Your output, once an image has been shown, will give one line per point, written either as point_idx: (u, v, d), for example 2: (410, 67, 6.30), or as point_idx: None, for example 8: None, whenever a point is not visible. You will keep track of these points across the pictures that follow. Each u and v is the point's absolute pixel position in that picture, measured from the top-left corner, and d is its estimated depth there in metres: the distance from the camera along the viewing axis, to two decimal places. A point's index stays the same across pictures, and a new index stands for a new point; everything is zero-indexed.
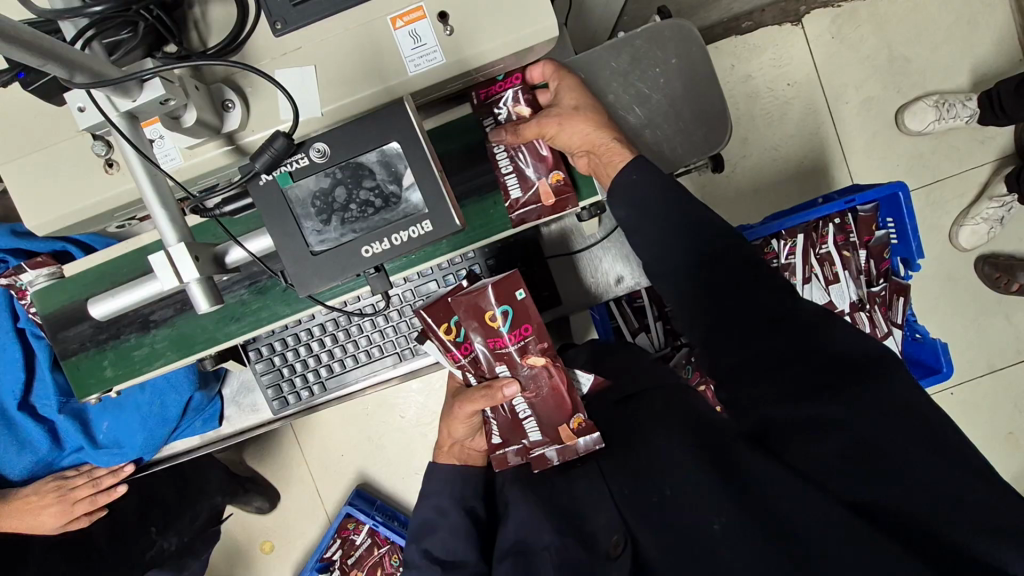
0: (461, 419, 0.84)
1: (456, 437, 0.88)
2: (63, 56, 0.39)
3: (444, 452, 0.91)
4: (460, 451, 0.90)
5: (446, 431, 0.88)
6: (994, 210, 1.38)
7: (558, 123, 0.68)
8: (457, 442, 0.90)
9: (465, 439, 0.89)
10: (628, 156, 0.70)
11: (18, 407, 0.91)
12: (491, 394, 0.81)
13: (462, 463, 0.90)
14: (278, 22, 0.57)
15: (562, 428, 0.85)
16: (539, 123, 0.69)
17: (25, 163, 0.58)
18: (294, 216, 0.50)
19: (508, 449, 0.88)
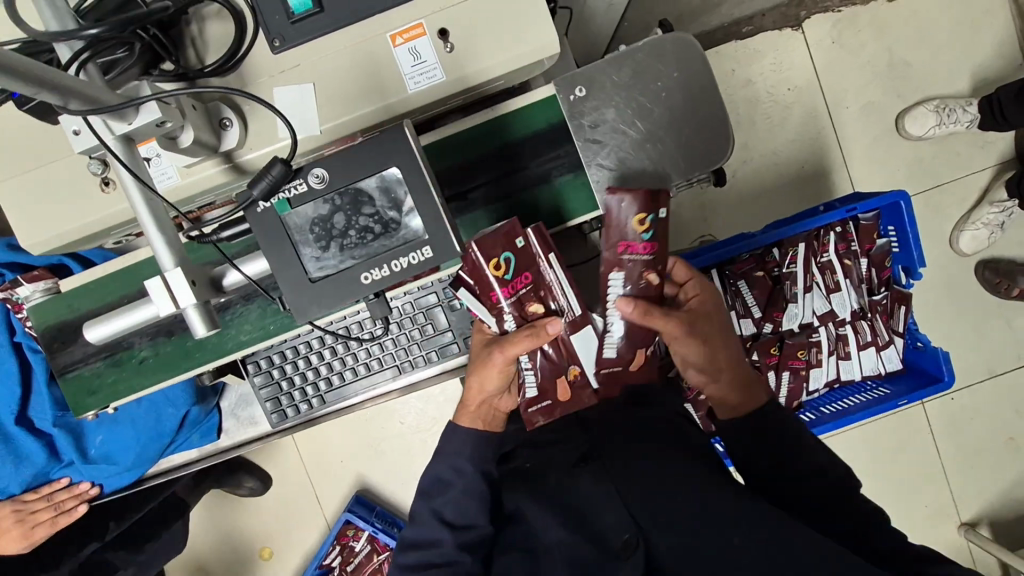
0: (498, 369, 0.74)
1: (487, 393, 0.79)
2: (57, 83, 0.38)
3: (467, 413, 0.82)
4: (485, 411, 0.82)
5: (476, 386, 0.78)
6: (994, 216, 1.38)
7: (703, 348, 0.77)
8: (483, 400, 0.81)
9: (494, 396, 0.80)
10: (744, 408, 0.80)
11: (14, 423, 0.90)
12: (538, 337, 0.70)
13: (486, 425, 0.82)
14: (276, 39, 0.57)
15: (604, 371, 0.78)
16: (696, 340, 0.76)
17: (20, 182, 0.57)
18: (292, 242, 0.49)
19: (542, 404, 0.80)
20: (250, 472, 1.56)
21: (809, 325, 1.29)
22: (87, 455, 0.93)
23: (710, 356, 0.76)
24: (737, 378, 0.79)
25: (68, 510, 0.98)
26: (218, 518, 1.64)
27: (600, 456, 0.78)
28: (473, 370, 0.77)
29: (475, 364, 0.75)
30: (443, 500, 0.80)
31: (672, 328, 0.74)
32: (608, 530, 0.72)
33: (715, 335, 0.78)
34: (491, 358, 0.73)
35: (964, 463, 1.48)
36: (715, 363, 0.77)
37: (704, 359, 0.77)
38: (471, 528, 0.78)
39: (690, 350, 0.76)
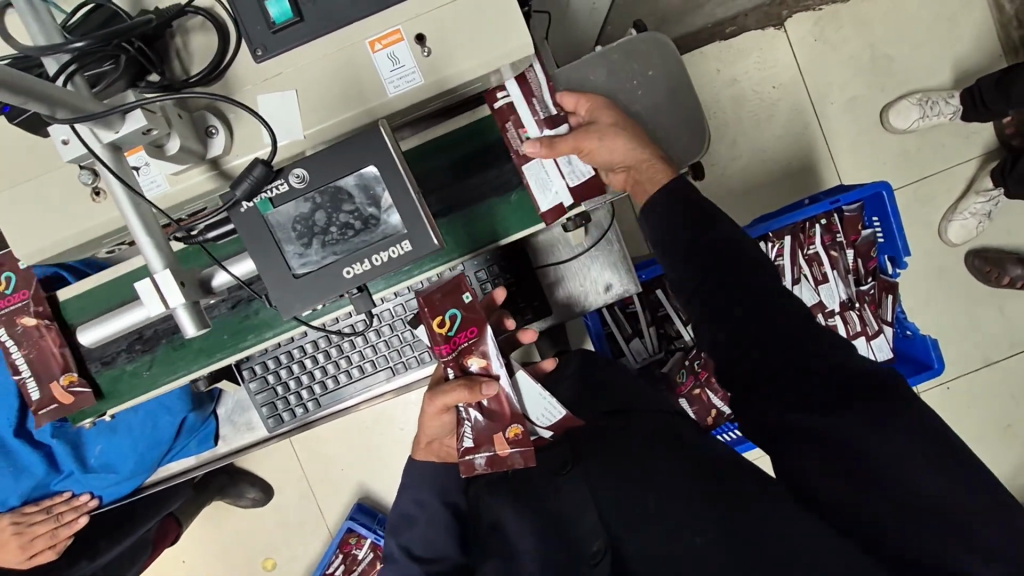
0: (431, 414, 0.79)
1: (432, 435, 0.85)
2: (46, 95, 0.40)
3: (422, 448, 0.89)
4: (433, 447, 0.88)
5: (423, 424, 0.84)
6: (981, 205, 1.39)
7: (599, 138, 0.70)
8: (433, 437, 0.86)
9: (442, 437, 0.86)
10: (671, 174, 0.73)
11: (13, 435, 0.91)
12: (471, 391, 0.75)
13: (441, 460, 0.89)
14: (259, 49, 0.59)
15: (519, 434, 0.79)
16: (576, 139, 0.70)
17: (19, 193, 0.59)
18: (275, 241, 0.51)
19: (477, 457, 0.80)
20: (252, 482, 1.57)
21: None
22: (87, 464, 0.94)
23: (622, 152, 0.71)
24: (638, 130, 0.73)
25: (68, 522, 0.99)
26: (219, 529, 1.65)
27: (577, 463, 0.78)
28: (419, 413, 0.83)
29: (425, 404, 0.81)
30: (411, 536, 0.85)
31: (575, 145, 0.70)
32: (584, 536, 0.71)
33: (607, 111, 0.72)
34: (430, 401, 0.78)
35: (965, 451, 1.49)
36: (619, 149, 0.71)
37: (623, 156, 0.71)
38: (443, 558, 0.83)
39: (596, 152, 0.71)
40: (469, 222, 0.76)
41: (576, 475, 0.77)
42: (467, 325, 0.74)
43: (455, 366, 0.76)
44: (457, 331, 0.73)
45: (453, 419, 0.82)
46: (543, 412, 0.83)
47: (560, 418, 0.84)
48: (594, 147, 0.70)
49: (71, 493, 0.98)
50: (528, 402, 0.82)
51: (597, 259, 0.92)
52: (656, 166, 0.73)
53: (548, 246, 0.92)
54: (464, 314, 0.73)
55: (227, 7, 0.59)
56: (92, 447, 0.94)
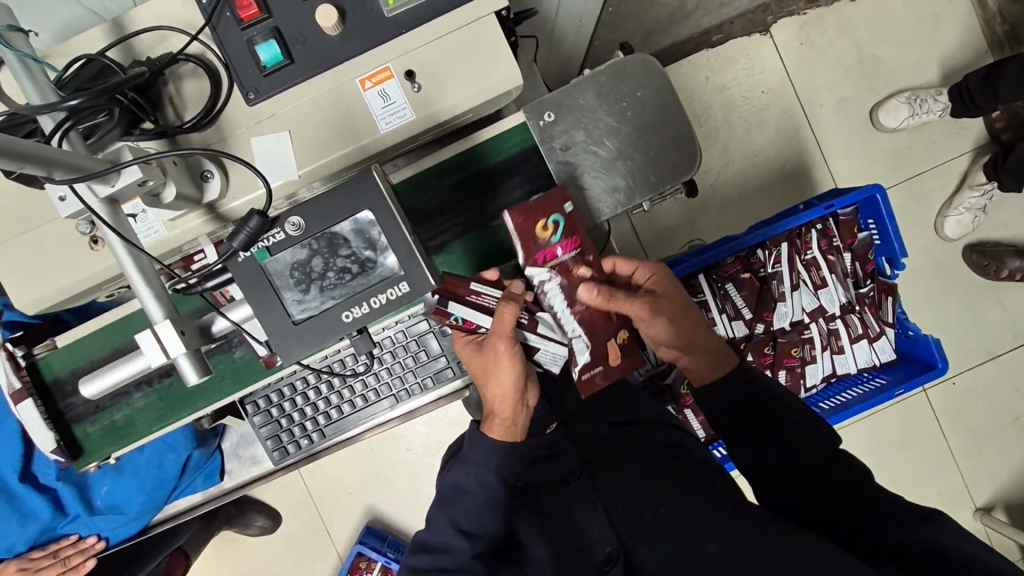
0: (506, 356, 0.70)
1: (513, 395, 0.72)
2: (42, 157, 0.41)
3: (500, 427, 0.73)
4: (514, 421, 0.74)
5: (497, 388, 0.72)
6: (976, 199, 1.40)
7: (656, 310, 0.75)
8: (515, 402, 0.73)
9: (521, 397, 0.74)
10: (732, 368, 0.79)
11: (19, 481, 0.90)
12: (515, 300, 0.70)
13: (518, 434, 0.74)
14: (251, 92, 0.59)
15: (611, 345, 0.79)
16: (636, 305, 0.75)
17: (17, 245, 0.59)
18: (274, 288, 0.51)
19: (595, 372, 0.79)
20: (259, 510, 1.56)
21: (800, 322, 1.31)
22: (93, 506, 0.94)
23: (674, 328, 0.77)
24: (698, 322, 0.80)
25: (76, 565, 0.99)
26: (227, 558, 1.63)
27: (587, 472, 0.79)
28: (486, 377, 0.72)
29: (484, 364, 0.72)
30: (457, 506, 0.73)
31: (638, 310, 0.75)
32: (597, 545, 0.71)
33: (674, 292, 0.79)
34: (490, 350, 0.70)
35: (972, 448, 1.48)
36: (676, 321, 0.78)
37: (680, 340, 0.78)
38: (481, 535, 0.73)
39: (654, 325, 0.77)
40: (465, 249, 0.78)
41: (585, 495, 0.77)
42: (569, 233, 0.73)
43: (563, 274, 0.74)
44: (561, 237, 0.72)
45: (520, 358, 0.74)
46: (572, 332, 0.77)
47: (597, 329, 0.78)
48: (655, 326, 0.76)
49: (78, 535, 0.97)
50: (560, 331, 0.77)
51: None
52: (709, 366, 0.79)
53: None
54: (567, 221, 0.72)
55: (219, 53, 0.60)
56: (99, 487, 0.94)
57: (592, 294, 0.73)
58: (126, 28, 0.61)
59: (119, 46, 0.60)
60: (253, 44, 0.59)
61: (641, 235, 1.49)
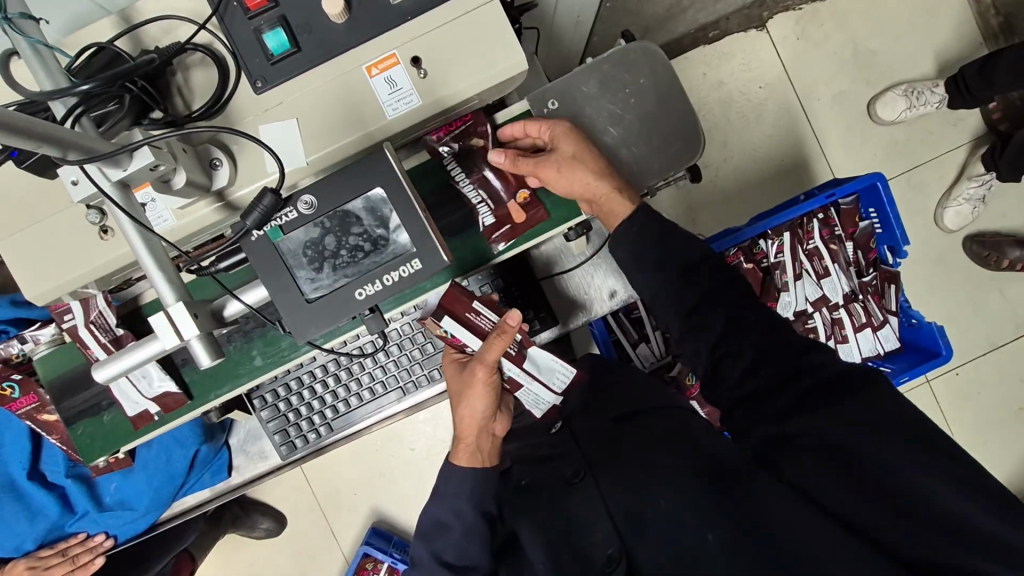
0: (483, 383, 0.77)
1: (480, 420, 0.80)
2: (58, 138, 0.41)
3: (464, 450, 0.82)
4: (479, 449, 0.82)
5: (468, 410, 0.79)
6: (975, 190, 1.40)
7: (557, 169, 0.69)
8: (480, 428, 0.81)
9: (487, 423, 0.82)
10: (628, 208, 0.73)
11: (27, 478, 0.91)
12: (504, 333, 0.74)
13: (484, 462, 0.82)
14: (258, 81, 0.60)
15: (512, 205, 0.72)
16: (536, 163, 0.69)
17: (26, 238, 0.59)
18: (288, 268, 0.52)
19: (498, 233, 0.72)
20: (264, 512, 1.56)
21: (803, 312, 1.31)
22: (103, 503, 0.94)
23: (581, 186, 0.70)
24: (603, 161, 0.72)
25: (85, 565, 0.96)
26: (233, 562, 1.63)
27: (591, 472, 0.79)
28: (460, 398, 0.79)
29: (461, 386, 0.78)
30: None
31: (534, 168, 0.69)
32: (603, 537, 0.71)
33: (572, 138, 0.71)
34: (473, 375, 0.77)
35: (977, 439, 1.48)
36: (575, 181, 0.70)
37: (589, 190, 0.71)
38: None
39: (551, 174, 0.69)
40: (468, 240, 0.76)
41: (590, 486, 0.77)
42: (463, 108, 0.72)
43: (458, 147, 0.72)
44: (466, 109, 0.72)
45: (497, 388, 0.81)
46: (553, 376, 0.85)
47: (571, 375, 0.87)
48: (551, 178, 0.69)
49: (87, 534, 0.97)
50: (544, 374, 0.85)
51: (600, 266, 0.92)
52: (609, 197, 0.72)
53: (552, 254, 0.92)
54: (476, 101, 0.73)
55: (224, 43, 0.61)
56: (107, 483, 0.94)
57: (501, 158, 0.70)
58: (133, 20, 0.61)
59: (128, 36, 0.61)
60: (260, 33, 0.60)
61: None
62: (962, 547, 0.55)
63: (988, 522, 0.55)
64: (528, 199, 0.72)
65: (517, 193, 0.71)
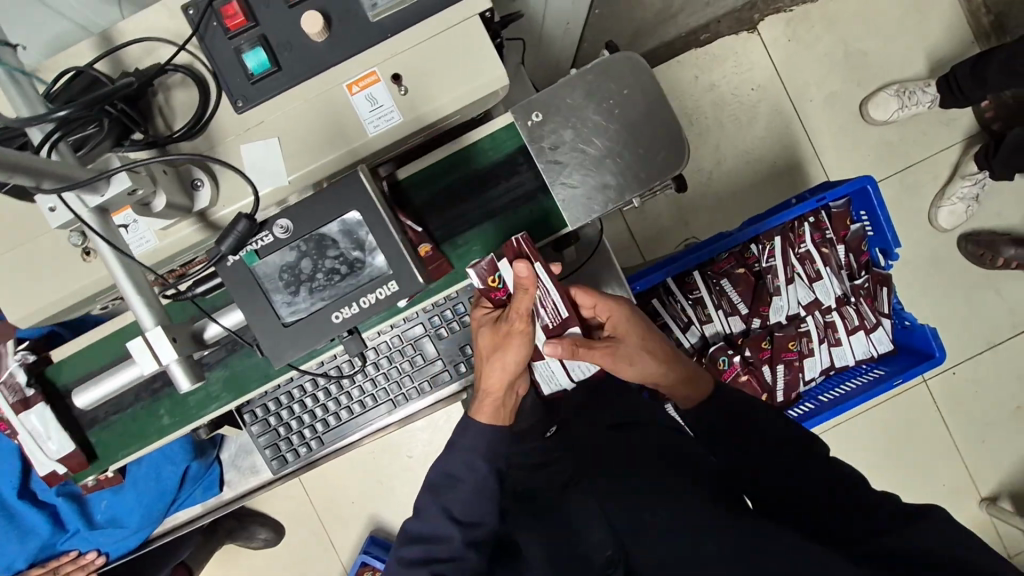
0: (515, 338, 0.76)
1: (506, 377, 0.79)
2: (33, 168, 0.41)
3: (485, 405, 0.81)
4: (504, 405, 0.82)
5: (496, 365, 0.78)
6: (968, 189, 1.41)
7: (623, 357, 0.81)
8: (506, 385, 0.80)
9: (512, 381, 0.81)
10: (696, 398, 0.83)
11: (17, 497, 0.91)
12: (528, 289, 0.73)
13: (499, 420, 0.82)
14: (239, 100, 0.60)
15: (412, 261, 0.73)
16: (605, 355, 0.80)
17: (9, 261, 0.59)
18: (264, 291, 0.52)
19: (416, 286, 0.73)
20: (261, 523, 1.56)
21: (796, 316, 1.31)
22: (94, 521, 0.94)
23: (645, 371, 0.83)
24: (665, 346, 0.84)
25: None
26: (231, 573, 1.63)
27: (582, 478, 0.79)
28: (488, 351, 0.78)
29: (492, 339, 0.77)
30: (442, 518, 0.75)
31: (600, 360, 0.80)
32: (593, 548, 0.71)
33: (636, 330, 0.82)
34: (506, 327, 0.76)
35: (974, 439, 1.48)
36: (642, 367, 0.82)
37: (652, 373, 0.83)
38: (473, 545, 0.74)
39: (622, 369, 0.82)
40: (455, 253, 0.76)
41: (582, 497, 0.76)
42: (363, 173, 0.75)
43: None
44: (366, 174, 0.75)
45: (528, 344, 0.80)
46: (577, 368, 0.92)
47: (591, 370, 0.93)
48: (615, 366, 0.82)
49: (78, 552, 0.97)
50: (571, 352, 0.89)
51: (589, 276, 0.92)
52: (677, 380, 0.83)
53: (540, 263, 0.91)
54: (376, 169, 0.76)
55: (205, 63, 0.61)
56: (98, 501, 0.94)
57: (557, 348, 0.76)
58: (114, 41, 0.61)
59: (107, 58, 0.61)
60: (240, 53, 0.60)
61: (636, 235, 1.49)
62: None
63: None
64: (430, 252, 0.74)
65: (416, 246, 0.69)
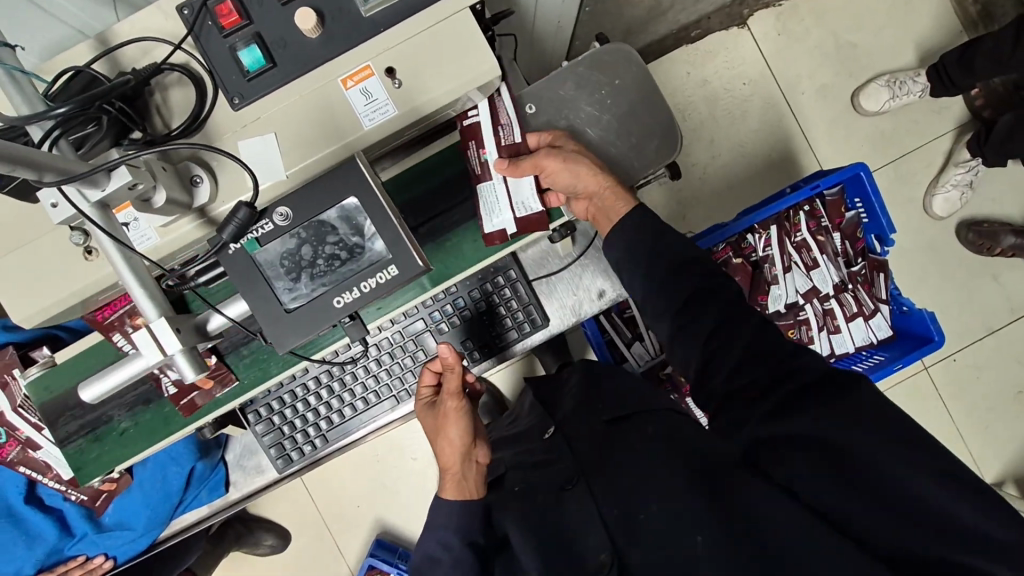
0: (455, 409, 0.81)
1: (461, 449, 0.81)
2: (33, 161, 0.42)
3: (449, 484, 0.81)
4: (465, 479, 0.81)
5: (447, 440, 0.81)
6: (962, 176, 1.42)
7: (560, 160, 0.72)
8: (463, 457, 0.82)
9: (469, 456, 0.82)
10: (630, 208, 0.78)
11: (24, 502, 0.91)
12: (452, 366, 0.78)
13: (468, 495, 0.81)
14: (236, 97, 0.61)
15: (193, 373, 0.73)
16: (539, 159, 0.72)
17: (11, 262, 0.60)
18: (265, 278, 0.54)
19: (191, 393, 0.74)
20: (267, 528, 1.56)
21: (795, 304, 1.31)
22: (102, 524, 0.94)
23: (585, 178, 0.73)
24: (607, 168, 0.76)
25: None
26: None
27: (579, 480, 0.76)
28: (438, 429, 0.82)
29: (437, 418, 0.82)
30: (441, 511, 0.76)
31: (544, 161, 0.72)
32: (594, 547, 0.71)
33: (577, 144, 0.76)
34: (444, 404, 0.81)
35: (978, 424, 1.48)
36: (582, 174, 0.73)
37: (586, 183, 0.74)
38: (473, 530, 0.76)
39: (562, 172, 0.73)
40: (452, 248, 0.76)
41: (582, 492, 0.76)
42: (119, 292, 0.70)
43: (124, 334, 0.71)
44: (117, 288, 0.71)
45: (473, 414, 0.84)
46: (522, 202, 0.74)
47: (536, 214, 0.74)
48: (554, 169, 0.72)
49: (86, 556, 0.97)
50: (515, 186, 0.73)
51: (587, 267, 0.92)
52: (615, 195, 0.77)
53: (537, 258, 0.92)
54: None
55: (201, 62, 0.62)
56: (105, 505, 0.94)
57: (501, 161, 0.71)
58: (110, 44, 0.62)
59: (105, 59, 0.62)
60: (235, 51, 0.61)
61: None
62: (955, 542, 0.54)
63: (980, 513, 0.54)
64: (210, 366, 0.73)
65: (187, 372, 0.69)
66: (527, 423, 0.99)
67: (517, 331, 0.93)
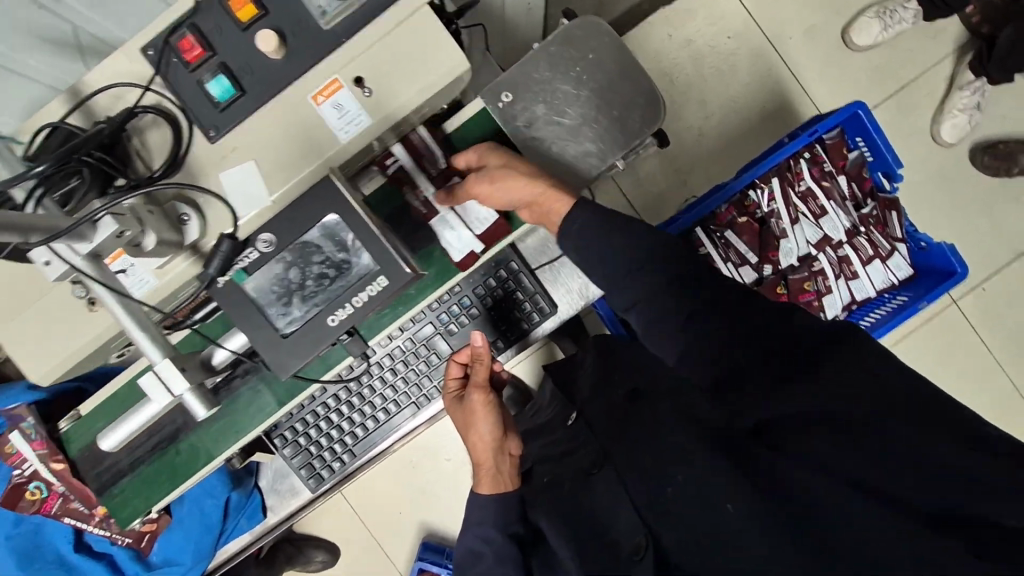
0: (484, 402, 0.82)
1: (493, 441, 0.82)
2: (16, 224, 0.43)
3: (485, 480, 0.81)
4: (499, 473, 0.81)
5: (479, 433, 0.82)
6: (968, 98, 1.37)
7: (488, 182, 0.70)
8: (495, 450, 0.82)
9: (502, 448, 0.83)
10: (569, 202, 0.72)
11: (75, 551, 0.94)
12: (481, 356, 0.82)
13: (504, 489, 0.81)
14: (211, 130, 0.61)
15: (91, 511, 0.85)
16: (468, 187, 0.71)
17: (20, 323, 0.61)
18: (258, 306, 0.56)
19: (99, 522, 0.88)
20: (315, 545, 1.59)
21: (808, 256, 1.28)
22: (151, 563, 0.97)
23: (519, 193, 0.70)
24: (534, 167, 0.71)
25: None
26: None
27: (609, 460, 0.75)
28: (467, 424, 0.83)
29: (466, 412, 0.83)
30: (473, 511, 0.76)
31: (472, 187, 0.71)
32: None
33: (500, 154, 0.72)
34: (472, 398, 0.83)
35: (1016, 351, 1.44)
36: (512, 188, 0.70)
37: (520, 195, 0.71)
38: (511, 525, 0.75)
39: (494, 195, 0.71)
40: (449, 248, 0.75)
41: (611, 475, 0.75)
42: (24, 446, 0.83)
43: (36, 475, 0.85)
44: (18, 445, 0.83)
45: (500, 407, 0.85)
46: (477, 220, 0.75)
47: (494, 226, 0.76)
48: (485, 194, 0.70)
49: None
50: (464, 212, 0.75)
51: None
52: (551, 195, 0.71)
53: (537, 247, 0.92)
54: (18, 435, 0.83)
55: (173, 100, 0.62)
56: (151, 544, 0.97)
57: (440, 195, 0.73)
58: (83, 95, 0.63)
59: (78, 110, 0.62)
60: (203, 83, 0.61)
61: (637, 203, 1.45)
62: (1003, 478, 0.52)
63: None
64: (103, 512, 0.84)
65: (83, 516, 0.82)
66: (549, 414, 0.98)
67: (528, 322, 0.92)
